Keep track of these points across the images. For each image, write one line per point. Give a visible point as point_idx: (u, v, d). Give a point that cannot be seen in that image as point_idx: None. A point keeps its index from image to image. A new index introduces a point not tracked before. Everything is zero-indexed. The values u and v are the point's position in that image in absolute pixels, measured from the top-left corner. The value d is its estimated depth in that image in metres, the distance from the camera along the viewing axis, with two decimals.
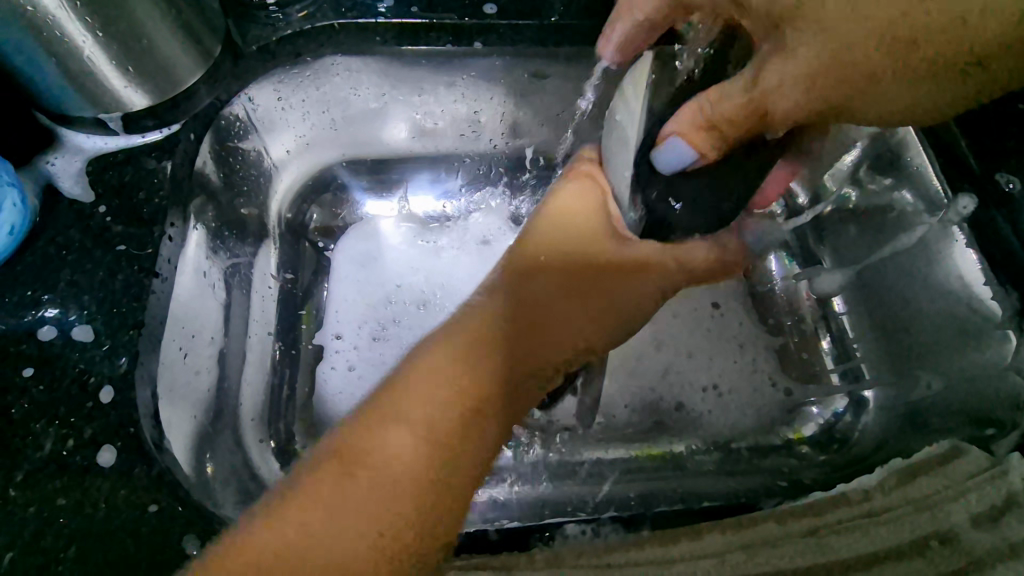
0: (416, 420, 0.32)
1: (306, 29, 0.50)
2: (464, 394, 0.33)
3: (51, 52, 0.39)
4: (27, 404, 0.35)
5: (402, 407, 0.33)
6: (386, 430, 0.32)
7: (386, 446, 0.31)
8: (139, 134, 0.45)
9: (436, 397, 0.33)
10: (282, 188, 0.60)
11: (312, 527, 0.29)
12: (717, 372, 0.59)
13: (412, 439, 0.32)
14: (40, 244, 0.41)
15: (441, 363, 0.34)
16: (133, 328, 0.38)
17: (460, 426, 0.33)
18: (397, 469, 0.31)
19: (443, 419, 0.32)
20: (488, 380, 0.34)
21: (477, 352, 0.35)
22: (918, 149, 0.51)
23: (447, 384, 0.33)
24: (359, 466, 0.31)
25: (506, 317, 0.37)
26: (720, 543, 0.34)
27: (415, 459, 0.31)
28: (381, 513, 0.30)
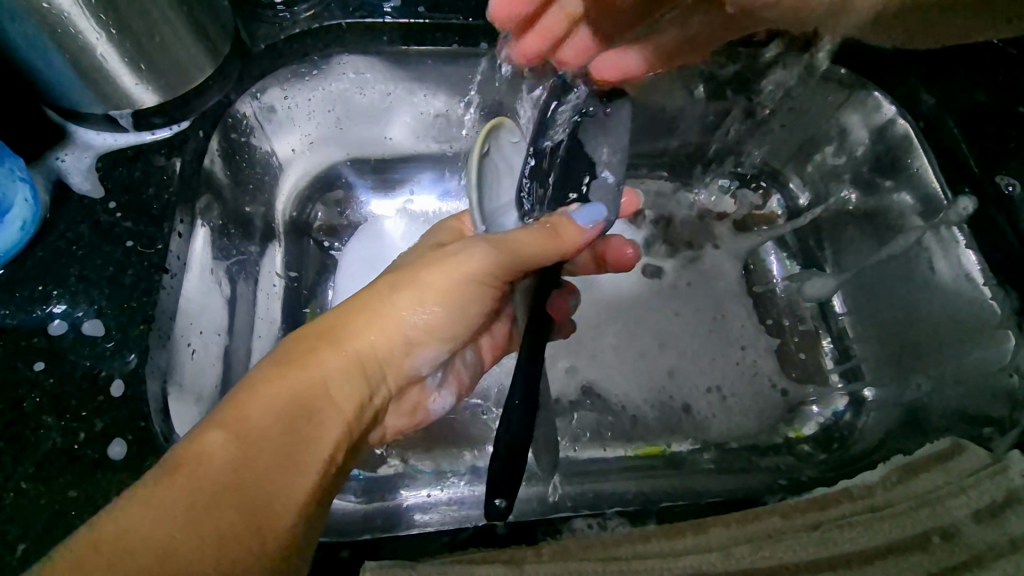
0: (245, 421, 0.31)
1: (313, 29, 0.51)
2: (299, 391, 0.33)
3: (64, 49, 0.39)
4: (38, 397, 0.36)
5: (230, 414, 0.31)
6: (217, 429, 0.31)
7: (211, 449, 0.30)
8: (150, 131, 0.46)
9: (270, 397, 0.32)
10: (287, 186, 0.61)
11: (130, 526, 0.26)
12: (722, 372, 0.60)
13: (247, 431, 0.31)
14: (51, 239, 0.41)
15: (280, 370, 0.34)
16: (144, 323, 0.38)
17: (292, 419, 0.32)
18: (228, 465, 0.29)
19: (279, 415, 0.32)
20: (328, 375, 0.35)
21: (319, 356, 0.36)
22: (917, 151, 0.52)
23: (282, 385, 0.33)
24: (183, 474, 0.28)
25: (345, 327, 0.37)
26: (726, 537, 0.35)
27: (245, 453, 0.30)
28: (202, 511, 0.27)
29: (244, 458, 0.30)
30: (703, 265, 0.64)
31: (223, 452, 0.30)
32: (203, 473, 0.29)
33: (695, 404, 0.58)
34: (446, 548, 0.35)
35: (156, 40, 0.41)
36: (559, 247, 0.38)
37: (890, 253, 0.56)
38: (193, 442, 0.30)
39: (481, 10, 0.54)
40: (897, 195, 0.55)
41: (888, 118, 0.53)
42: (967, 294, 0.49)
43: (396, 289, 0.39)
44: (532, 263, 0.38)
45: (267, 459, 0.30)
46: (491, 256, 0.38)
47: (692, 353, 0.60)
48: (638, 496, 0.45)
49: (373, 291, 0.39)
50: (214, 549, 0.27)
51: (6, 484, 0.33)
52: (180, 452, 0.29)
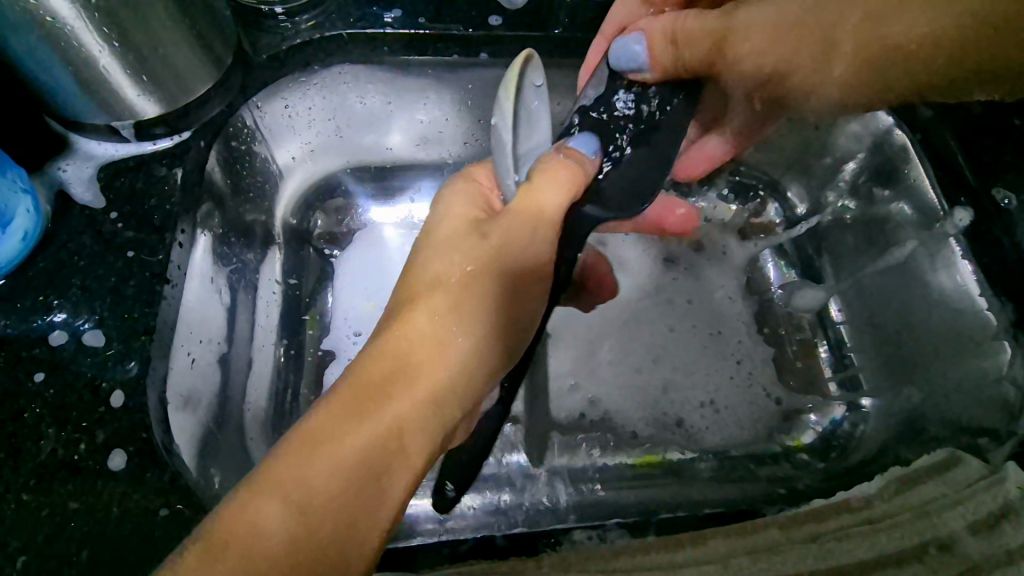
0: (301, 480, 0.28)
1: (315, 38, 0.51)
2: (366, 450, 0.30)
3: (67, 61, 0.39)
4: (39, 408, 0.36)
5: (286, 472, 0.28)
6: (267, 497, 0.27)
7: (265, 518, 0.27)
8: (151, 141, 0.46)
9: (334, 458, 0.29)
10: (287, 193, 0.61)
11: None
12: (714, 386, 0.60)
13: (296, 503, 0.27)
14: (52, 249, 0.41)
15: (338, 420, 0.30)
16: (145, 334, 0.39)
17: (356, 486, 0.29)
18: (284, 542, 0.26)
19: (343, 476, 0.28)
20: (396, 421, 0.31)
21: (383, 402, 0.32)
22: (916, 162, 0.53)
23: (346, 442, 0.29)
24: (229, 553, 0.26)
25: (404, 361, 0.34)
26: (723, 548, 0.35)
27: (304, 527, 0.27)
28: None
29: (302, 531, 0.27)
30: (702, 274, 0.64)
31: (278, 519, 0.27)
32: (255, 546, 0.26)
33: (688, 417, 0.58)
34: (448, 559, 0.35)
35: (159, 52, 0.41)
36: (573, 188, 0.38)
37: (888, 263, 0.56)
38: (243, 506, 0.27)
39: (480, 20, 0.54)
40: (892, 204, 0.56)
41: (885, 128, 0.54)
42: (965, 304, 0.49)
43: (447, 307, 0.36)
44: (550, 217, 0.38)
45: (326, 533, 0.27)
46: (528, 233, 0.38)
47: (686, 365, 0.60)
48: (637, 505, 0.45)
49: (423, 316, 0.36)
50: None
51: (6, 495, 0.33)
52: (227, 516, 0.26)
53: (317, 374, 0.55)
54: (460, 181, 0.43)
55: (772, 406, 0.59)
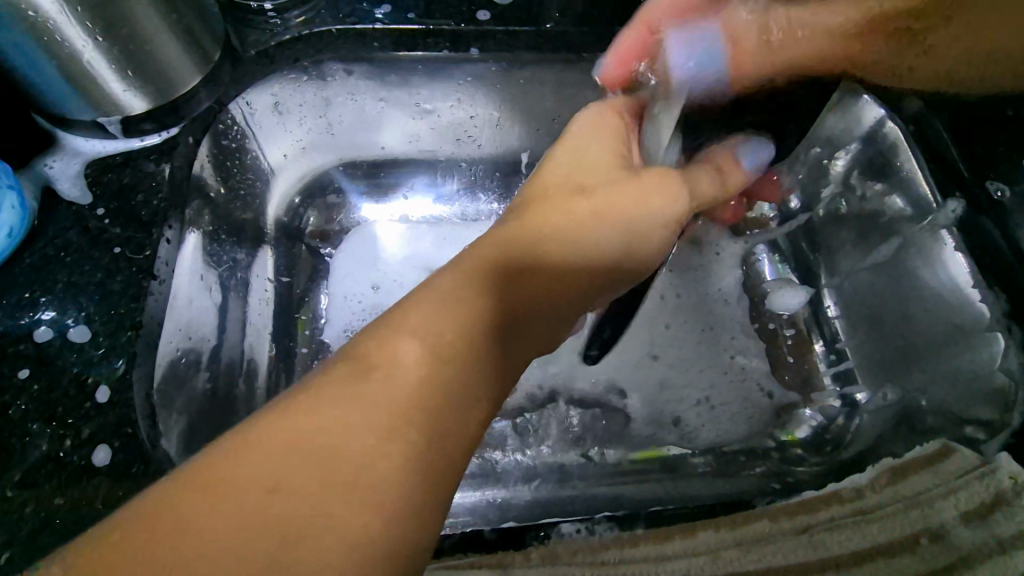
0: (353, 381, 0.25)
1: (305, 34, 0.51)
2: (489, 319, 0.30)
3: (52, 55, 0.39)
4: (24, 404, 0.36)
5: (341, 372, 0.26)
6: (401, 338, 0.27)
7: (401, 354, 0.27)
8: (139, 137, 0.46)
9: (464, 314, 0.29)
10: (277, 191, 0.62)
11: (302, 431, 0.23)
12: (707, 383, 0.60)
13: (425, 348, 0.27)
14: (39, 246, 0.41)
15: (462, 286, 0.31)
16: (131, 329, 0.38)
17: (478, 345, 0.29)
18: (416, 379, 0.26)
19: (467, 334, 0.29)
20: (455, 339, 0.28)
21: (498, 283, 0.33)
22: (907, 153, 0.53)
23: (474, 304, 0.30)
24: (369, 379, 0.25)
25: (446, 303, 0.29)
26: (714, 540, 0.34)
27: (436, 370, 0.26)
28: (384, 430, 0.24)
29: (430, 376, 0.26)
30: (702, 270, 0.65)
31: (274, 472, 0.22)
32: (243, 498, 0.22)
33: (686, 415, 0.58)
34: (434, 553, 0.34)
35: (147, 47, 0.41)
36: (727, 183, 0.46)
37: (879, 257, 0.57)
38: (241, 449, 0.23)
39: (470, 16, 0.54)
40: (887, 197, 0.56)
41: (878, 119, 0.55)
42: (956, 294, 0.49)
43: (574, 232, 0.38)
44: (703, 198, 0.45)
45: (452, 381, 0.27)
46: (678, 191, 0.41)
47: (680, 362, 0.60)
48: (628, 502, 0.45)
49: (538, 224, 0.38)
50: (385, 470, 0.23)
51: None
52: (226, 452, 0.23)
53: (308, 375, 0.56)
54: (605, 110, 0.44)
55: (765, 401, 0.59)
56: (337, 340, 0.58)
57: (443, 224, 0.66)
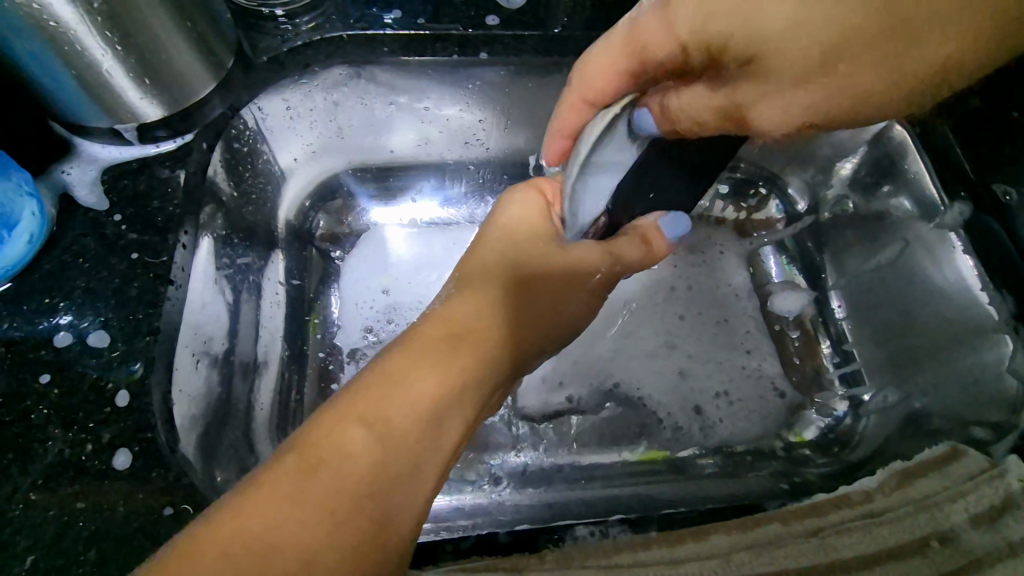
0: (308, 475, 0.28)
1: (315, 40, 0.52)
2: (434, 399, 0.33)
3: (70, 63, 0.39)
4: (46, 409, 0.36)
5: (295, 467, 0.28)
6: (349, 427, 0.30)
7: (352, 443, 0.30)
8: (154, 144, 0.46)
9: (411, 396, 0.32)
10: (288, 194, 0.62)
11: (269, 524, 0.26)
12: (728, 377, 0.60)
13: (372, 437, 0.30)
14: (57, 252, 0.41)
15: (405, 369, 0.33)
16: (149, 334, 0.39)
17: (426, 423, 0.32)
18: (365, 465, 0.29)
19: (414, 416, 0.31)
20: (402, 421, 0.31)
21: (442, 363, 0.34)
22: (914, 156, 0.53)
23: (416, 387, 0.32)
24: (321, 472, 0.28)
25: (429, 360, 0.34)
26: (725, 544, 0.35)
27: (384, 457, 0.30)
28: (338, 517, 0.27)
29: (379, 462, 0.30)
30: (716, 266, 0.65)
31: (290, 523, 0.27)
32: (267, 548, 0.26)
33: (705, 407, 0.59)
34: (451, 556, 0.35)
35: (161, 56, 0.42)
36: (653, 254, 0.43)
37: (884, 260, 0.57)
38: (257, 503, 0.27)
39: (478, 20, 0.55)
40: (893, 199, 0.56)
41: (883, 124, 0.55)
42: (964, 296, 0.50)
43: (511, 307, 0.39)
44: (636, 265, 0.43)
45: (399, 464, 0.30)
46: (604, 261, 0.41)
47: (701, 355, 0.61)
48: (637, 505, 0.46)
49: (476, 295, 0.38)
50: (350, 555, 0.27)
51: (13, 497, 0.34)
52: (196, 545, 0.25)
53: (319, 378, 0.57)
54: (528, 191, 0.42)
55: (778, 400, 0.60)
56: (352, 339, 0.59)
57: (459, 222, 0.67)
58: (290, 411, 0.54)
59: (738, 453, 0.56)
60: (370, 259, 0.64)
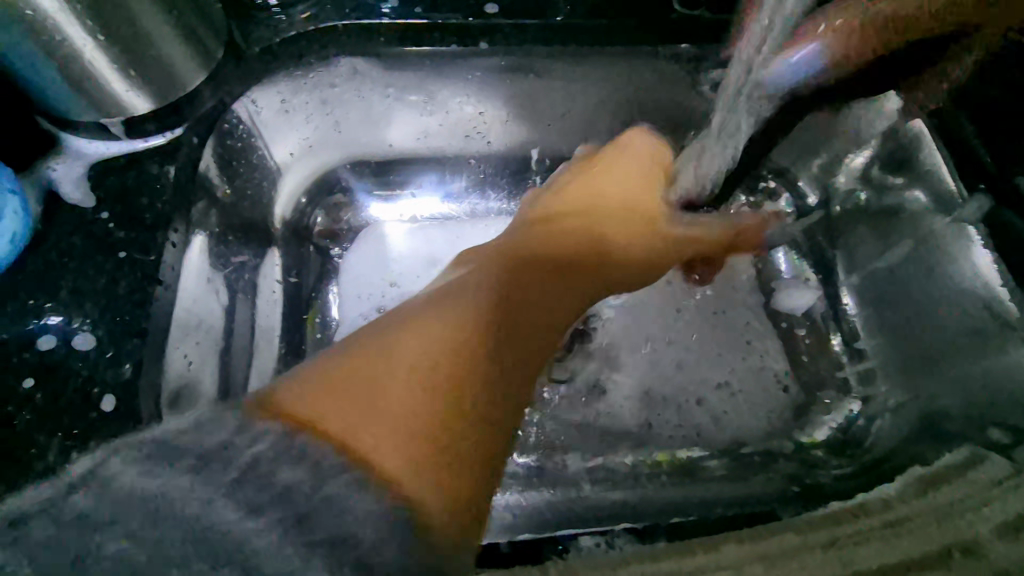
0: (428, 338, 0.31)
1: (309, 30, 0.50)
2: (514, 307, 0.37)
3: (52, 56, 0.38)
4: (29, 414, 0.35)
5: (414, 337, 0.31)
6: (445, 311, 0.34)
7: (451, 323, 0.32)
8: (142, 138, 0.44)
9: (495, 297, 0.37)
10: (285, 189, 0.60)
11: (390, 375, 0.28)
12: (728, 369, 0.59)
13: (472, 319, 0.33)
14: (42, 251, 0.40)
15: (484, 286, 0.38)
16: (136, 335, 0.37)
17: (512, 322, 0.36)
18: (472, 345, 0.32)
19: (502, 314, 0.36)
20: (496, 312, 0.35)
21: (514, 286, 0.39)
22: (931, 147, 0.51)
23: (497, 295, 0.37)
24: (438, 334, 0.31)
25: (508, 282, 0.39)
26: (736, 555, 0.33)
27: (488, 337, 0.33)
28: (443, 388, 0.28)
29: (482, 344, 0.32)
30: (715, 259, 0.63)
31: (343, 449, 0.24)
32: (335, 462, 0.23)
33: (708, 399, 0.58)
34: None
35: (148, 46, 0.40)
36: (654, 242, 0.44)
37: (896, 256, 0.56)
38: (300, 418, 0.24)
39: (477, 8, 0.53)
40: (908, 191, 0.54)
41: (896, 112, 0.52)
42: (980, 291, 0.48)
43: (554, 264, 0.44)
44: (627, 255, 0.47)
45: (499, 351, 0.33)
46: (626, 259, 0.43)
47: (699, 347, 0.60)
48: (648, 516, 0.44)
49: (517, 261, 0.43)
50: (447, 438, 0.27)
51: None
52: (330, 382, 0.27)
53: None
54: None
55: (782, 395, 0.58)
56: (350, 334, 0.58)
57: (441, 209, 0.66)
58: None
59: (745, 454, 0.55)
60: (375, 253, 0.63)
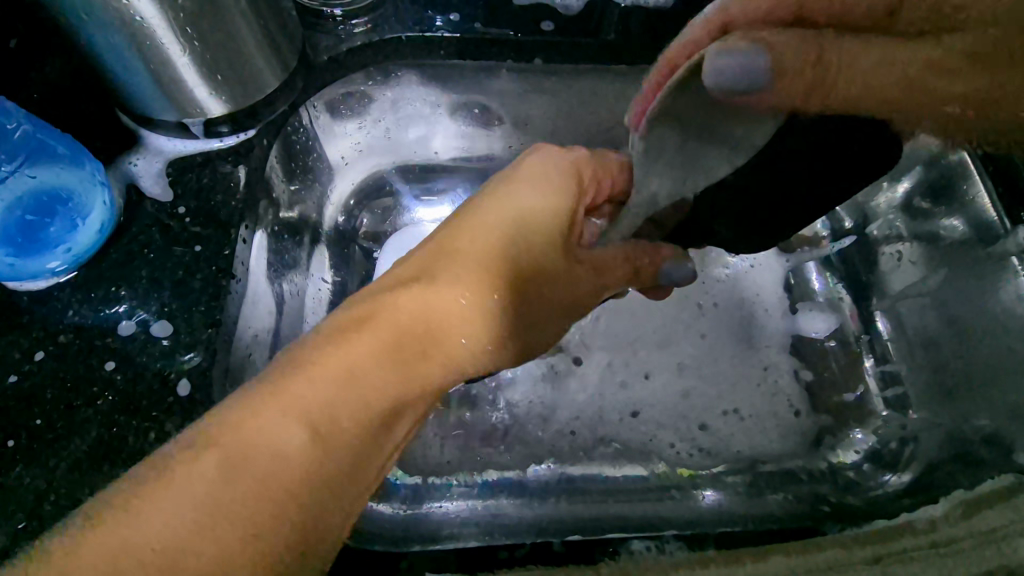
0: (250, 468, 0.27)
1: (374, 41, 0.53)
2: (363, 371, 0.31)
3: (147, 59, 0.40)
4: (111, 396, 0.37)
5: (232, 439, 0.27)
6: (273, 411, 0.29)
7: (266, 434, 0.28)
8: (218, 139, 0.47)
9: (331, 367, 0.31)
10: (336, 191, 0.62)
11: (180, 513, 0.25)
12: (739, 395, 0.59)
13: (299, 426, 0.29)
14: (124, 242, 0.42)
15: (338, 356, 0.31)
16: (211, 326, 0.40)
17: (352, 390, 0.31)
18: (291, 463, 0.28)
19: (338, 390, 0.30)
20: (328, 392, 0.30)
21: (364, 338, 0.33)
22: (974, 179, 0.52)
23: (339, 358, 0.31)
24: (234, 451, 0.27)
25: (364, 339, 0.33)
26: (785, 566, 0.34)
27: (296, 431, 0.28)
28: (232, 510, 0.26)
29: (305, 445, 0.28)
30: (744, 282, 0.64)
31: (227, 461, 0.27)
32: (185, 545, 0.25)
33: (712, 423, 0.58)
34: (506, 563, 0.35)
35: (235, 52, 0.42)
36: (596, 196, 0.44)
37: (928, 285, 0.57)
38: (199, 536, 0.25)
39: (532, 26, 0.55)
40: (945, 220, 0.55)
41: None
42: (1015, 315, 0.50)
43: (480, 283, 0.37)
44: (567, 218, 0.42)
45: (331, 440, 0.29)
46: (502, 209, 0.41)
47: (712, 374, 0.60)
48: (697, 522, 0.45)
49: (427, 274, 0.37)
50: (235, 550, 0.26)
51: (82, 480, 0.35)
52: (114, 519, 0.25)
53: None
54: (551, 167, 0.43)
55: (793, 419, 0.59)
56: None
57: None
58: None
59: (759, 471, 0.55)
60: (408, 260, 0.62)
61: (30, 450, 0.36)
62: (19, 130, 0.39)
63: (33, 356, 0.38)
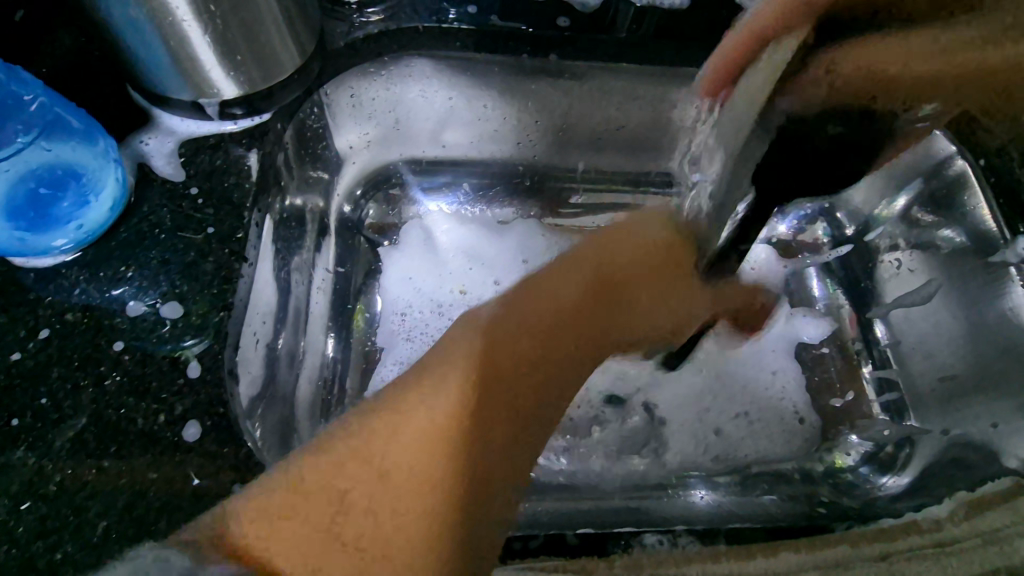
0: (404, 467, 0.30)
1: (389, 29, 0.53)
2: (492, 372, 0.34)
3: (166, 36, 0.39)
4: (120, 376, 0.36)
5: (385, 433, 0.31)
6: (415, 408, 0.32)
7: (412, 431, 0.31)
8: (231, 121, 0.46)
9: (461, 370, 0.33)
10: (343, 181, 0.62)
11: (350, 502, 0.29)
12: (749, 399, 0.60)
13: (443, 424, 0.32)
14: (133, 221, 0.42)
15: (465, 358, 0.34)
16: (223, 310, 0.39)
17: (484, 391, 0.33)
18: (435, 461, 0.31)
19: (471, 392, 0.33)
20: (462, 393, 0.33)
21: (491, 342, 0.34)
22: (975, 190, 0.53)
23: (468, 361, 0.34)
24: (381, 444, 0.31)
25: (488, 340, 0.35)
26: (794, 562, 0.35)
27: (441, 430, 0.31)
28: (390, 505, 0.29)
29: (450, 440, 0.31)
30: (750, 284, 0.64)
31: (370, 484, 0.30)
32: (362, 534, 0.29)
33: (724, 427, 0.58)
34: (520, 554, 0.35)
35: (254, 34, 0.42)
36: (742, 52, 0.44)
37: (922, 295, 0.58)
38: (371, 530, 0.29)
39: (549, 22, 0.56)
40: (942, 230, 0.56)
41: (947, 155, 0.55)
42: (1008, 322, 0.51)
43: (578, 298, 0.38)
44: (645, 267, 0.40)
45: (470, 436, 0.32)
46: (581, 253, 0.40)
47: (724, 376, 0.60)
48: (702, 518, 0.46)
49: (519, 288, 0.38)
50: (400, 541, 0.29)
51: (88, 462, 0.34)
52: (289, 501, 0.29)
53: (363, 371, 0.56)
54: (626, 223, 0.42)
55: (797, 424, 0.59)
56: (394, 331, 0.59)
57: (471, 230, 0.66)
58: (334, 400, 0.54)
59: (754, 474, 0.55)
60: (423, 263, 0.63)
61: (34, 430, 0.35)
62: (35, 102, 0.38)
63: (38, 334, 0.38)
